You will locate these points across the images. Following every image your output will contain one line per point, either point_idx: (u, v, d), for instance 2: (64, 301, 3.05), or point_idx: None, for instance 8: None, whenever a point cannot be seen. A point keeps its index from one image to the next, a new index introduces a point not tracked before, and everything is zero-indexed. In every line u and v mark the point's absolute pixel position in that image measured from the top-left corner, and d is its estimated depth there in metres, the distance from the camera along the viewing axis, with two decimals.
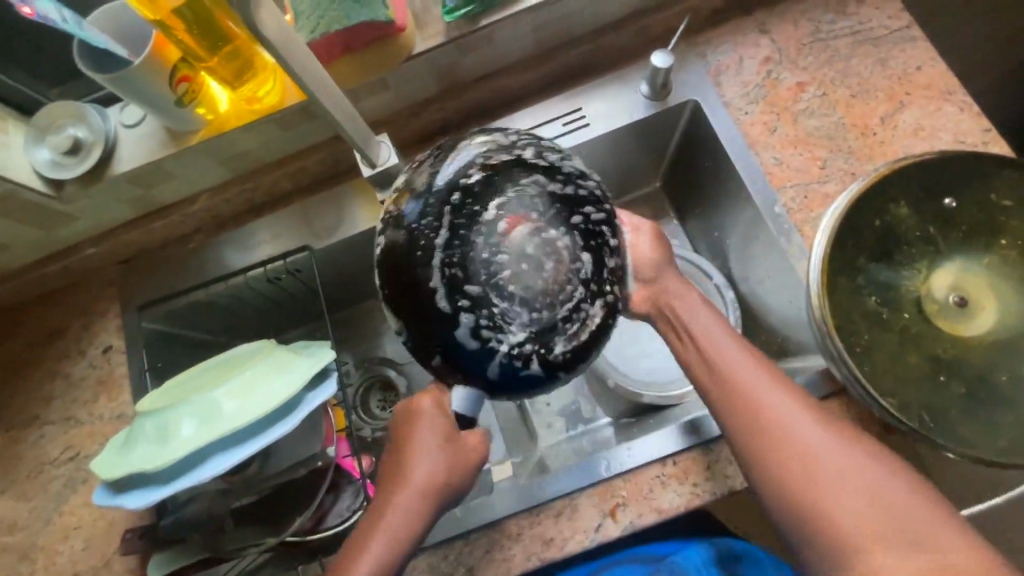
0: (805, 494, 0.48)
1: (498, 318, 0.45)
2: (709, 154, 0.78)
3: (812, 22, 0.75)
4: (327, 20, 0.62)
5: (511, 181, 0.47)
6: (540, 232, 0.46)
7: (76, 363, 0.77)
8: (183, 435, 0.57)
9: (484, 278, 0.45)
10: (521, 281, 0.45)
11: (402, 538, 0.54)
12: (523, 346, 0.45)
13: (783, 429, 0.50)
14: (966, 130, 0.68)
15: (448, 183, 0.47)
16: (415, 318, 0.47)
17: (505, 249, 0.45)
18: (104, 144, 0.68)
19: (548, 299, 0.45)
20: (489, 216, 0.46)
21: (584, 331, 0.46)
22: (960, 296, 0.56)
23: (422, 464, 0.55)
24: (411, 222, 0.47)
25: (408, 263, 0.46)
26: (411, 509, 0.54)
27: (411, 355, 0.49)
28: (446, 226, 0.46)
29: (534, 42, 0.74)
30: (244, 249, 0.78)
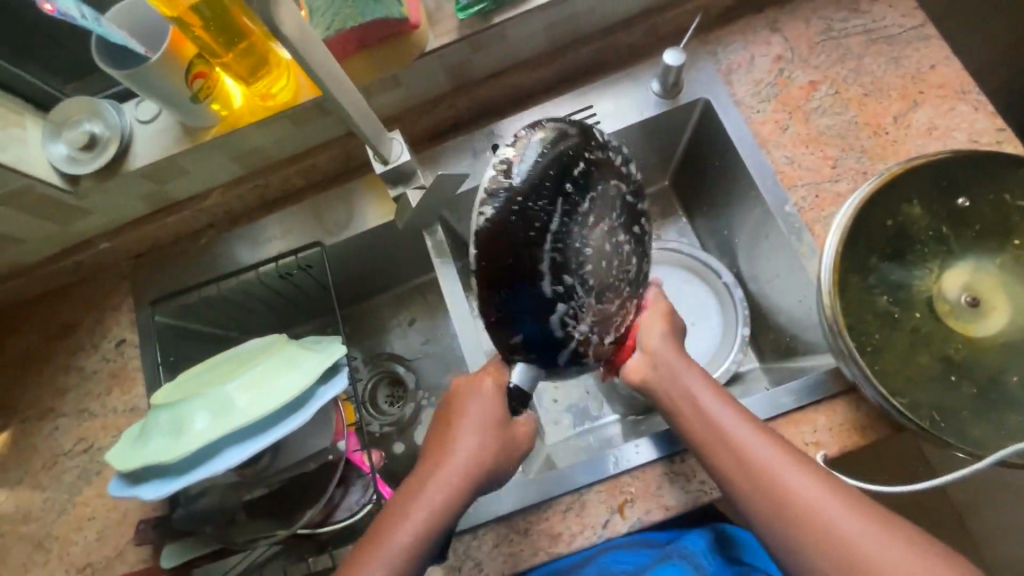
0: (813, 539, 0.47)
1: (579, 309, 0.54)
2: (719, 152, 0.78)
3: (824, 20, 0.75)
4: (342, 18, 0.62)
5: (602, 184, 0.55)
6: (614, 237, 0.56)
7: (90, 356, 0.78)
8: (198, 428, 0.58)
9: (575, 271, 0.53)
10: (599, 276, 0.55)
11: (439, 513, 0.53)
12: (588, 332, 0.56)
13: (774, 472, 0.50)
14: (980, 130, 0.67)
15: (557, 169, 0.52)
16: (517, 288, 0.51)
17: (592, 246, 0.54)
18: (119, 139, 0.69)
19: (611, 295, 0.56)
20: (585, 211, 0.53)
21: (623, 324, 0.59)
22: (972, 296, 0.56)
23: (473, 440, 0.56)
24: (522, 201, 0.50)
25: (517, 237, 0.50)
26: (451, 486, 0.55)
27: (490, 327, 0.54)
28: (557, 212, 0.52)
29: (546, 40, 0.74)
30: (255, 245, 0.79)
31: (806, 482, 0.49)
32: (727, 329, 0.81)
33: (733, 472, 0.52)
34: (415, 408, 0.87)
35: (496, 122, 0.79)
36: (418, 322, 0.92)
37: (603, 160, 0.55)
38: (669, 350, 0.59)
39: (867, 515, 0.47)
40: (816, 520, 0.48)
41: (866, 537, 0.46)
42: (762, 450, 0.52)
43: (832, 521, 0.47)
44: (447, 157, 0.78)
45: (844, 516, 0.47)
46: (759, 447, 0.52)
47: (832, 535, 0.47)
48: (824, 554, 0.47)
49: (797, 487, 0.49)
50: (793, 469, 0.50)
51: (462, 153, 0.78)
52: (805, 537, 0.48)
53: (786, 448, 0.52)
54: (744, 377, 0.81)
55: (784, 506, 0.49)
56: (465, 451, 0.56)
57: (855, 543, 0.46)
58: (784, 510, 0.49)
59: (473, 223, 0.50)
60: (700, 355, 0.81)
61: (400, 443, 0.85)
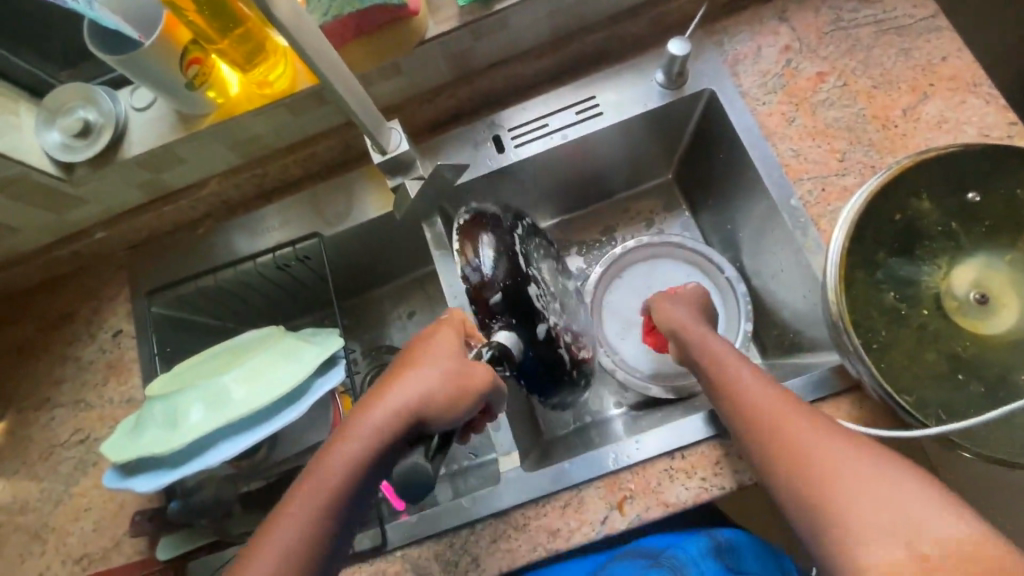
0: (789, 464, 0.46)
1: (544, 302, 0.69)
2: (724, 145, 0.76)
3: (833, 10, 0.73)
4: (339, 3, 0.61)
5: (544, 243, 0.78)
6: (555, 279, 0.77)
7: (86, 347, 0.77)
8: (192, 420, 0.58)
9: (536, 275, 0.70)
10: (552, 290, 0.74)
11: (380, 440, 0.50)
12: (551, 329, 0.69)
13: (774, 416, 0.50)
14: (991, 123, 0.66)
15: (514, 213, 0.73)
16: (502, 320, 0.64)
17: (542, 271, 0.73)
18: (114, 127, 0.68)
19: (562, 313, 0.73)
20: (535, 249, 0.74)
21: (574, 348, 0.74)
22: (981, 293, 0.55)
23: (428, 369, 0.54)
24: (496, 216, 0.69)
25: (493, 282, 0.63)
26: (398, 409, 0.52)
27: (471, 298, 0.64)
28: (519, 234, 0.71)
29: (549, 29, 0.73)
30: (253, 235, 0.78)
31: (802, 421, 0.49)
32: (730, 324, 0.81)
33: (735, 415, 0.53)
34: None
35: (498, 113, 0.78)
36: (418, 315, 0.91)
37: (530, 221, 0.76)
38: (693, 324, 0.66)
39: (861, 454, 0.44)
40: (807, 454, 0.46)
41: (857, 470, 0.43)
42: (767, 395, 0.52)
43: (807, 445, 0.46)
44: (447, 147, 0.77)
45: (838, 454, 0.45)
46: (762, 393, 0.52)
47: (822, 466, 0.44)
48: (808, 486, 0.44)
49: (786, 421, 0.49)
50: (792, 413, 0.50)
51: (462, 144, 0.77)
52: (788, 469, 0.46)
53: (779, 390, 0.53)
54: None
55: (780, 443, 0.48)
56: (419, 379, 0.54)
57: (842, 475, 0.43)
58: (780, 445, 0.48)
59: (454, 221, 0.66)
60: None
61: None
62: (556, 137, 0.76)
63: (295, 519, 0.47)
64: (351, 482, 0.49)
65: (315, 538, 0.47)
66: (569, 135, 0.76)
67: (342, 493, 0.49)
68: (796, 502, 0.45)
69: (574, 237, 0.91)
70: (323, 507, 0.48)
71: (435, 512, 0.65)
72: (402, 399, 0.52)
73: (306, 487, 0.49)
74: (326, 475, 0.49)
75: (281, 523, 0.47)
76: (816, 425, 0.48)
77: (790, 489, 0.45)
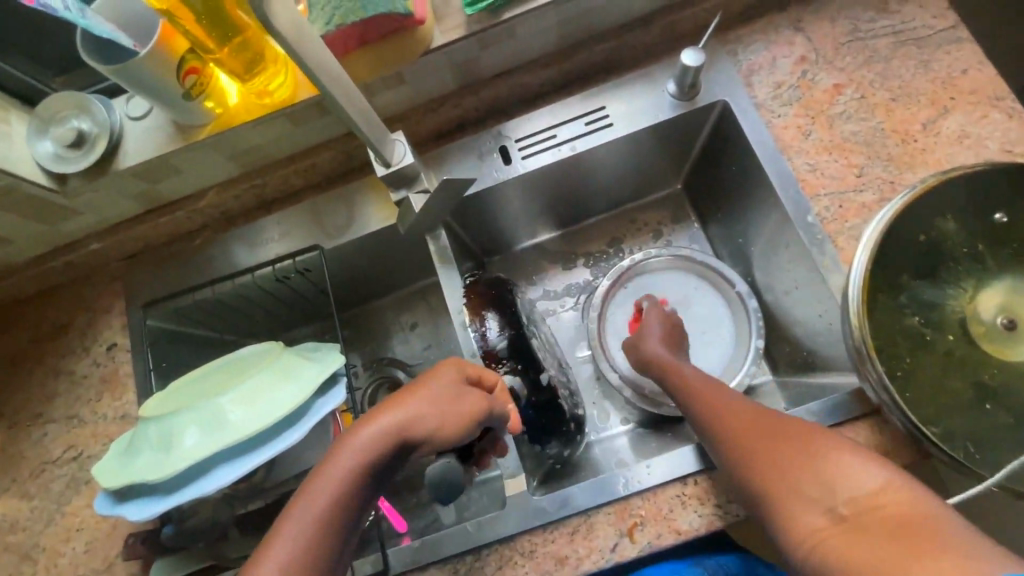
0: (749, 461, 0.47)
1: (540, 349, 0.76)
2: (736, 158, 0.74)
3: (850, 20, 0.71)
4: (343, 11, 0.59)
5: (538, 303, 0.86)
6: (550, 335, 0.83)
7: (80, 360, 0.75)
8: (187, 446, 0.55)
9: (532, 329, 0.78)
10: (548, 343, 0.79)
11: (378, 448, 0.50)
12: (550, 379, 0.75)
13: (732, 416, 0.52)
14: (1015, 139, 0.64)
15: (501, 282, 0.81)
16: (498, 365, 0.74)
17: (537, 328, 0.80)
18: (109, 136, 0.66)
19: (559, 365, 0.78)
20: (528, 307, 0.81)
21: (574, 402, 0.77)
22: (1009, 318, 0.53)
23: (433, 389, 0.54)
24: (489, 283, 0.79)
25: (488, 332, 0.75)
26: (399, 425, 0.51)
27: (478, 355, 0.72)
28: (513, 298, 0.79)
29: (556, 39, 0.71)
30: (253, 246, 0.76)
31: (755, 420, 0.50)
32: (741, 341, 0.78)
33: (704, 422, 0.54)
34: None
35: (505, 123, 0.75)
36: (420, 327, 0.89)
37: (520, 274, 0.88)
38: (664, 354, 0.67)
39: (805, 439, 0.46)
40: (759, 447, 0.47)
41: (797, 454, 0.45)
42: (728, 403, 0.54)
43: (758, 439, 0.48)
44: (452, 158, 0.75)
45: (784, 441, 0.46)
46: (725, 399, 0.54)
47: (777, 456, 0.46)
48: (762, 479, 0.46)
49: (743, 422, 0.50)
50: (748, 411, 0.51)
51: (468, 154, 0.75)
52: (751, 468, 0.47)
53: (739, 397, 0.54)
54: (758, 391, 0.78)
55: (736, 440, 0.49)
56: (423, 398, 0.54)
57: (787, 462, 0.45)
58: (737, 443, 0.49)
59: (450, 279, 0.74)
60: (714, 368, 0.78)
61: None
62: (564, 149, 0.74)
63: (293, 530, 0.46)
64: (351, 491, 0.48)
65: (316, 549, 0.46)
66: (578, 147, 0.74)
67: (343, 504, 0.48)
68: (756, 495, 0.46)
69: (580, 249, 0.89)
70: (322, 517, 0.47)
71: (439, 537, 0.63)
72: (405, 414, 0.52)
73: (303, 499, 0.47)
74: (322, 487, 0.48)
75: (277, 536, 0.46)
76: (768, 419, 0.50)
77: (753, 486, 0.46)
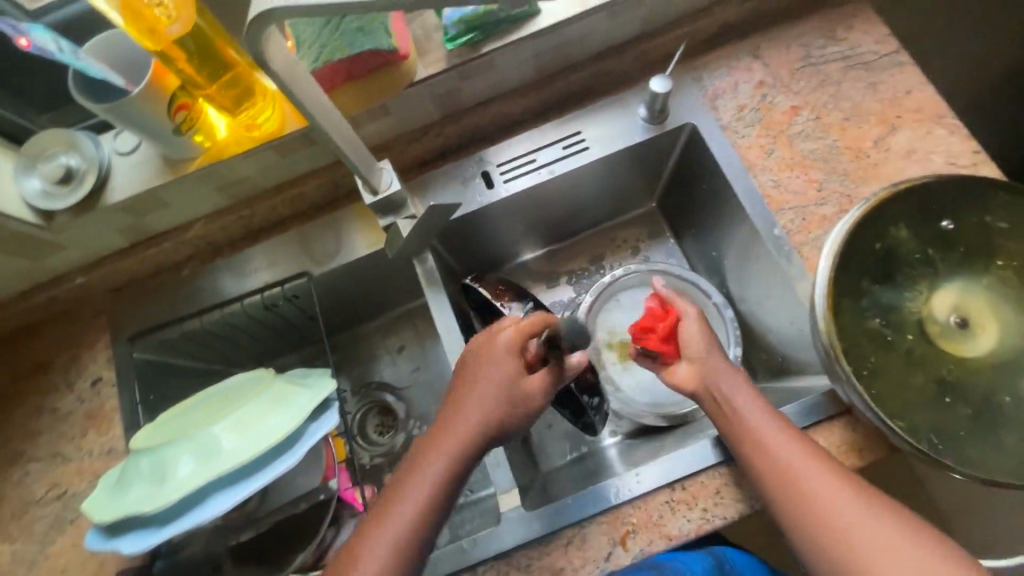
0: (807, 511, 0.49)
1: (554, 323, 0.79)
2: (706, 177, 0.78)
3: (803, 47, 0.77)
4: (330, 49, 0.62)
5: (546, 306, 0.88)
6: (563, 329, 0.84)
7: (64, 397, 0.74)
8: (181, 477, 0.56)
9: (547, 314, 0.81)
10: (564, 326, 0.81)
11: (439, 479, 0.53)
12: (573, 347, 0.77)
13: (769, 443, 0.53)
14: (957, 152, 0.69)
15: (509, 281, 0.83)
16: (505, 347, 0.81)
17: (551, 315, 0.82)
18: (98, 172, 0.67)
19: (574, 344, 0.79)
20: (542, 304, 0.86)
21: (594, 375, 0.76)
22: (961, 317, 0.57)
23: (494, 370, 0.56)
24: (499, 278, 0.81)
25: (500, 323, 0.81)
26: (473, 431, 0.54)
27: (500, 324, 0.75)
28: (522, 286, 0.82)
29: (533, 69, 0.75)
30: (240, 277, 0.77)
31: (809, 465, 0.51)
32: None
33: (733, 434, 0.55)
34: (406, 438, 0.86)
35: (486, 149, 0.79)
36: (408, 349, 0.91)
37: None
38: (717, 353, 0.60)
39: (865, 501, 0.48)
40: (806, 489, 0.50)
41: (850, 506, 0.48)
42: (776, 438, 0.53)
43: (820, 493, 0.49)
44: (436, 183, 0.77)
45: (831, 488, 0.49)
46: (753, 414, 0.55)
47: (840, 513, 0.48)
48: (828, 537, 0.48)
49: (801, 469, 0.51)
50: (785, 438, 0.53)
51: (451, 180, 0.77)
52: (814, 520, 0.49)
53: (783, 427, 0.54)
54: None
55: (780, 473, 0.51)
56: (494, 399, 0.55)
57: (839, 511, 0.48)
58: (780, 476, 0.51)
59: (439, 291, 0.76)
60: None
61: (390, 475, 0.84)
62: (544, 172, 0.77)
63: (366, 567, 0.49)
64: (420, 525, 0.51)
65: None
66: (557, 170, 0.77)
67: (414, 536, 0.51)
68: (811, 545, 0.48)
69: (561, 267, 0.92)
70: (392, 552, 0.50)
71: (434, 557, 0.63)
72: (482, 416, 0.55)
73: (372, 535, 0.51)
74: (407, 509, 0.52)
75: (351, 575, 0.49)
76: (822, 465, 0.51)
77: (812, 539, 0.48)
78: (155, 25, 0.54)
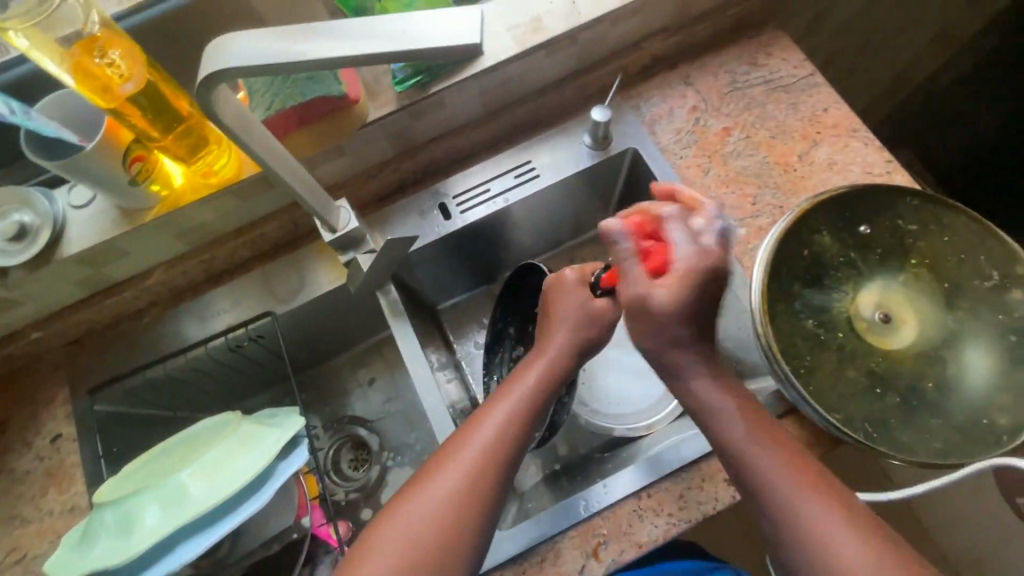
0: (779, 506, 0.51)
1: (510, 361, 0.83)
2: (651, 197, 0.83)
3: (729, 73, 0.83)
4: (282, 98, 0.64)
5: None
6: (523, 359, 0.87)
7: (21, 456, 0.72)
8: (148, 526, 0.55)
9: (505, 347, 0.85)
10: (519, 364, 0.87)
11: (506, 418, 0.57)
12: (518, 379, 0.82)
13: (744, 444, 0.54)
14: (871, 163, 0.76)
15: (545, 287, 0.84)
16: (493, 361, 0.83)
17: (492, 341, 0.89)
18: (52, 226, 0.67)
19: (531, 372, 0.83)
20: None
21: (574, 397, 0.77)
22: (884, 313, 0.62)
23: (572, 304, 0.65)
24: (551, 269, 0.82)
25: (508, 328, 0.84)
26: (549, 367, 0.61)
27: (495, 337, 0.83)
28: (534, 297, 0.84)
29: (482, 106, 0.79)
30: (203, 320, 0.77)
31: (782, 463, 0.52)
32: None
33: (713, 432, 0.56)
34: (380, 469, 0.87)
35: (442, 182, 0.82)
36: (378, 381, 0.92)
37: (465, 323, 0.93)
38: (691, 350, 0.57)
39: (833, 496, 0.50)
40: (790, 506, 0.50)
41: (831, 520, 0.49)
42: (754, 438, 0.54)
43: (789, 491, 0.51)
44: (395, 217, 0.80)
45: (806, 489, 0.51)
46: (738, 419, 0.55)
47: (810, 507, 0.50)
48: (798, 528, 0.49)
49: (773, 468, 0.52)
50: (767, 450, 0.53)
51: (410, 213, 0.80)
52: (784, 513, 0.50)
53: (762, 429, 0.55)
54: None
55: (763, 483, 0.52)
56: (572, 333, 0.63)
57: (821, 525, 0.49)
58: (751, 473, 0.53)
59: (402, 316, 0.78)
60: (656, 388, 0.83)
61: (367, 509, 0.85)
62: (498, 201, 0.81)
63: (432, 491, 0.52)
64: (484, 463, 0.54)
65: (445, 523, 0.51)
66: (511, 198, 0.81)
67: (483, 463, 0.54)
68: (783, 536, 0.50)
69: None
70: (462, 478, 0.53)
71: None
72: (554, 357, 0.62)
73: (441, 460, 0.55)
74: (480, 436, 0.55)
75: (408, 510, 0.52)
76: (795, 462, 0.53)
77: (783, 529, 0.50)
78: (108, 83, 0.56)
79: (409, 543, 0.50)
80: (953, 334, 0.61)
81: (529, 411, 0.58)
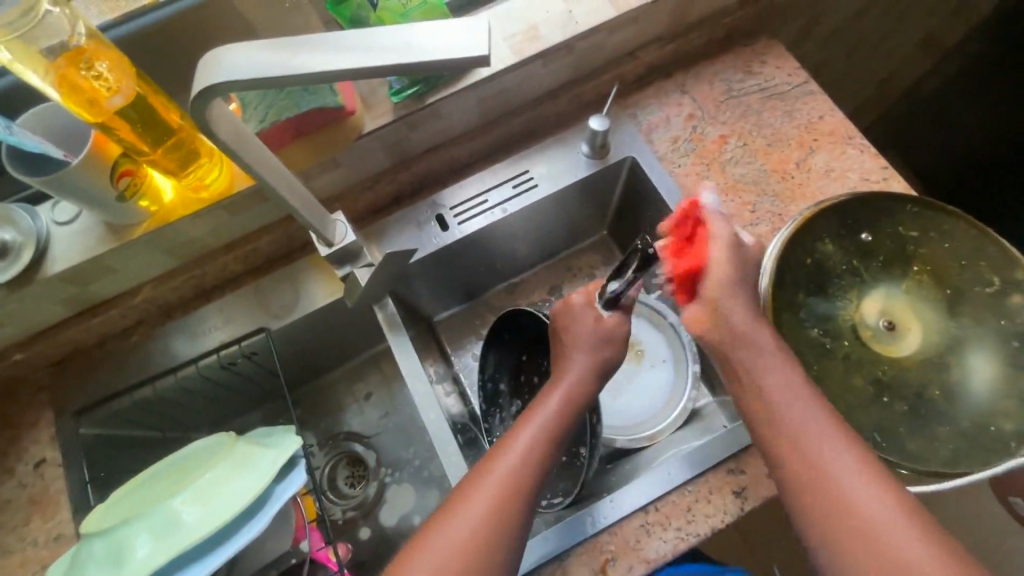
0: (825, 492, 0.49)
1: (505, 419, 0.80)
2: (650, 205, 0.83)
3: (724, 82, 0.83)
4: (276, 109, 0.63)
5: None
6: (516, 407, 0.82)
7: (2, 484, 0.69)
8: (140, 557, 0.53)
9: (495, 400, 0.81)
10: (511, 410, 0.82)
11: (522, 448, 0.55)
12: None
13: (797, 426, 0.51)
14: (868, 169, 0.76)
15: (533, 336, 0.79)
16: (492, 421, 0.79)
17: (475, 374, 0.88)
18: (35, 244, 0.65)
19: None
20: None
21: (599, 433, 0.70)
22: (888, 320, 0.62)
23: (580, 329, 0.64)
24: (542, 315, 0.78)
25: (499, 385, 0.81)
26: (568, 394, 0.60)
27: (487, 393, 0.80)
28: (520, 349, 0.80)
29: (478, 115, 0.78)
30: (194, 337, 0.75)
31: (835, 446, 0.50)
32: (679, 366, 0.84)
33: (762, 416, 0.53)
34: (378, 486, 0.85)
35: (438, 193, 0.81)
36: (375, 396, 0.90)
37: (461, 336, 0.91)
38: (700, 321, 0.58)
39: (884, 482, 0.48)
40: (824, 479, 0.49)
41: (866, 493, 0.48)
42: (810, 421, 0.51)
43: (840, 477, 0.49)
44: (391, 229, 0.78)
45: (856, 472, 0.49)
46: (792, 400, 0.52)
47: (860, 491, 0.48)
48: (841, 513, 0.48)
49: (827, 453, 0.50)
50: (810, 422, 0.51)
51: (406, 224, 0.79)
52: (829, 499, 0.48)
53: (819, 409, 0.52)
54: (703, 414, 0.81)
55: (813, 468, 0.50)
56: (584, 356, 0.62)
57: (853, 500, 0.48)
58: (800, 456, 0.50)
59: (399, 339, 0.76)
60: (656, 401, 0.82)
61: (365, 528, 0.83)
62: (496, 211, 0.80)
63: (454, 526, 0.51)
64: (501, 494, 0.52)
65: (465, 556, 0.49)
66: (508, 209, 0.80)
67: (513, 488, 0.53)
68: (824, 522, 0.48)
69: (522, 298, 0.93)
70: (480, 513, 0.51)
71: None
72: (569, 386, 0.60)
73: (477, 484, 0.53)
74: (497, 468, 0.54)
75: (433, 542, 0.51)
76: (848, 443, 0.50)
77: (823, 516, 0.48)
78: (95, 96, 0.54)
79: (448, 569, 0.49)
80: (956, 340, 0.61)
81: (557, 436, 0.57)
